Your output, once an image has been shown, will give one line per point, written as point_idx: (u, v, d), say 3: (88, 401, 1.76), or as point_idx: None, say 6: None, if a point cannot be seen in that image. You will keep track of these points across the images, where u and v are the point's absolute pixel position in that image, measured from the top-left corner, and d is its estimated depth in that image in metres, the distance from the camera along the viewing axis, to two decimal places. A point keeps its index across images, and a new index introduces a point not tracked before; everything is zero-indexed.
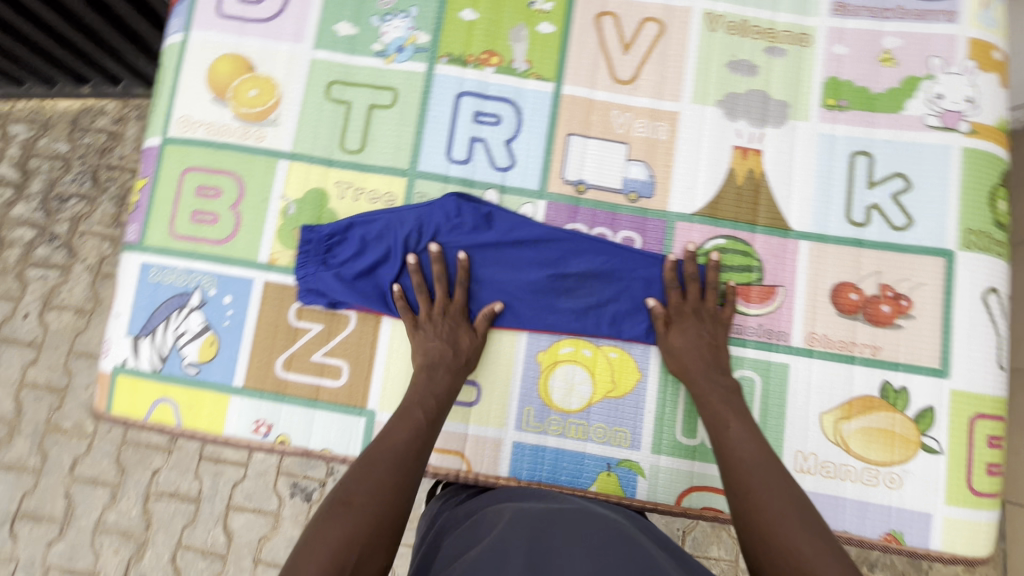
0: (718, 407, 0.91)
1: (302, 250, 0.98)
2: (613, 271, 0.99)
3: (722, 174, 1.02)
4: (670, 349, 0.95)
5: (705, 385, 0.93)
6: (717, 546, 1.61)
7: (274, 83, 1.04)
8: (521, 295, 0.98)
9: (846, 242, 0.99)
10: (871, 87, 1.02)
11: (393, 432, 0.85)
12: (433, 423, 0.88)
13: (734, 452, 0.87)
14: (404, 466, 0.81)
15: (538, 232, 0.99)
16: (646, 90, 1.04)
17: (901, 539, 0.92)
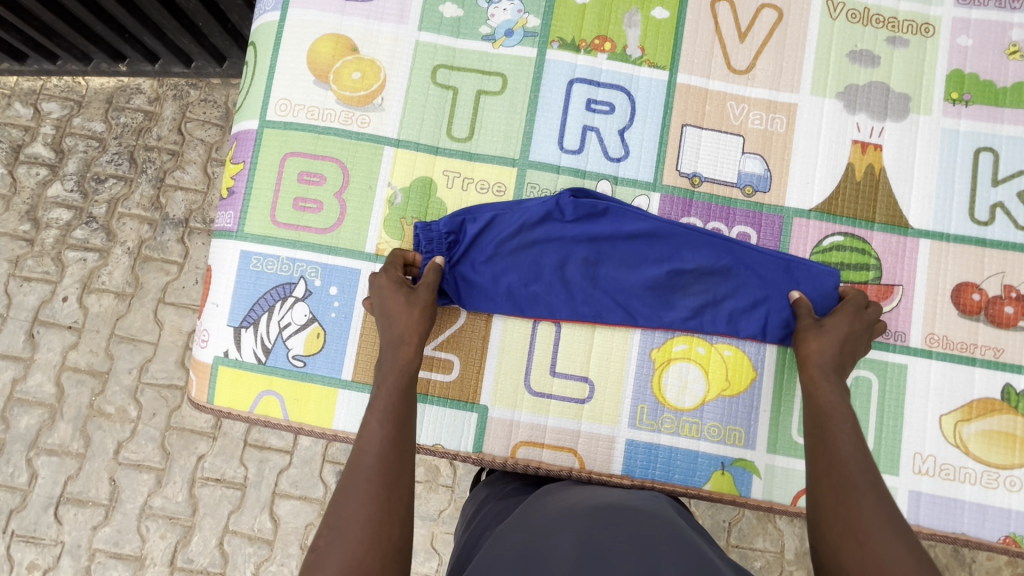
0: (824, 403, 0.84)
1: (425, 249, 0.94)
2: (730, 268, 0.95)
3: (841, 169, 0.99)
4: (826, 329, 0.88)
5: (823, 387, 0.86)
6: (763, 538, 1.61)
7: (378, 66, 1.00)
8: (637, 293, 0.95)
9: (969, 241, 0.97)
10: (996, 81, 1.00)
11: (366, 442, 0.78)
12: (399, 425, 0.80)
13: (829, 452, 0.79)
14: (376, 482, 0.73)
15: (650, 225, 0.94)
16: (763, 80, 1.01)
17: (1021, 542, 0.91)
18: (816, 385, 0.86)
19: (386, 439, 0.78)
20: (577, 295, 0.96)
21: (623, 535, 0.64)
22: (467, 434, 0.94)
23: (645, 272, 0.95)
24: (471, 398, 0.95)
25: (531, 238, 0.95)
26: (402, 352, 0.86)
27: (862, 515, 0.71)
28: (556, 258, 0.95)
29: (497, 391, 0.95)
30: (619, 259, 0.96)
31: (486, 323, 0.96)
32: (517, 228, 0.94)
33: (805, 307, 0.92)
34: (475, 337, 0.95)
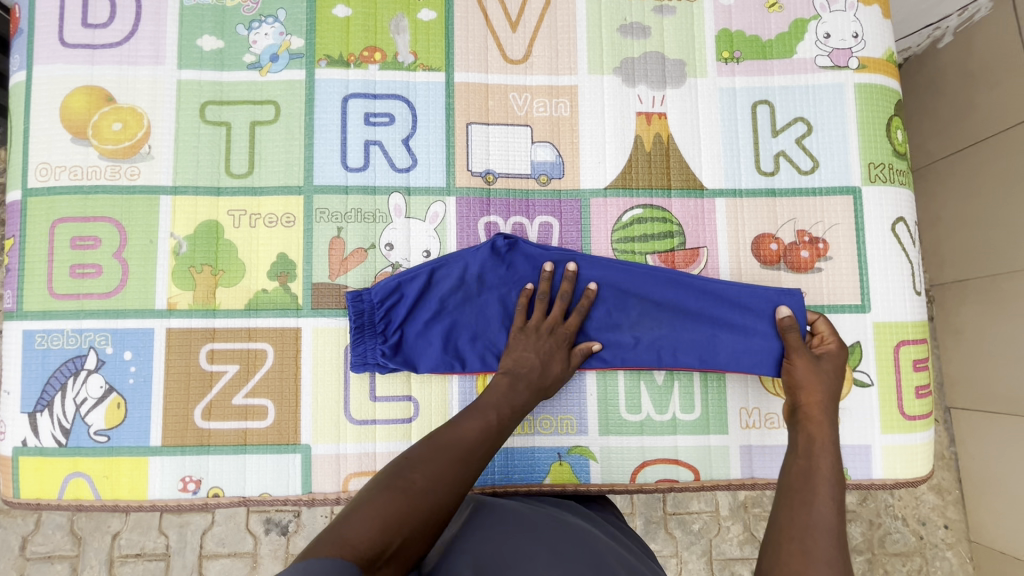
0: (820, 462, 0.76)
1: (367, 321, 0.91)
2: (678, 302, 0.93)
3: (630, 144, 1.00)
4: (816, 369, 0.85)
5: (820, 421, 0.81)
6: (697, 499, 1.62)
7: (140, 113, 0.95)
8: (591, 337, 0.93)
9: (759, 193, 1.00)
10: (762, 36, 1.02)
11: (463, 424, 0.76)
12: (502, 434, 0.79)
13: (803, 514, 0.68)
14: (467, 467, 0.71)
15: (596, 270, 0.93)
16: (541, 67, 1.00)
17: (846, 475, 0.94)
18: (811, 417, 0.82)
19: (490, 434, 0.77)
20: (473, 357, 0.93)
21: (550, 557, 0.67)
22: (293, 476, 0.91)
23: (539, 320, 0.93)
24: (292, 439, 0.91)
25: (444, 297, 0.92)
26: (518, 393, 0.84)
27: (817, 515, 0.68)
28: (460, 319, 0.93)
29: (317, 427, 0.92)
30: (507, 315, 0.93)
31: (296, 359, 0.93)
32: (457, 284, 0.92)
33: (790, 332, 0.88)
34: (286, 375, 0.92)
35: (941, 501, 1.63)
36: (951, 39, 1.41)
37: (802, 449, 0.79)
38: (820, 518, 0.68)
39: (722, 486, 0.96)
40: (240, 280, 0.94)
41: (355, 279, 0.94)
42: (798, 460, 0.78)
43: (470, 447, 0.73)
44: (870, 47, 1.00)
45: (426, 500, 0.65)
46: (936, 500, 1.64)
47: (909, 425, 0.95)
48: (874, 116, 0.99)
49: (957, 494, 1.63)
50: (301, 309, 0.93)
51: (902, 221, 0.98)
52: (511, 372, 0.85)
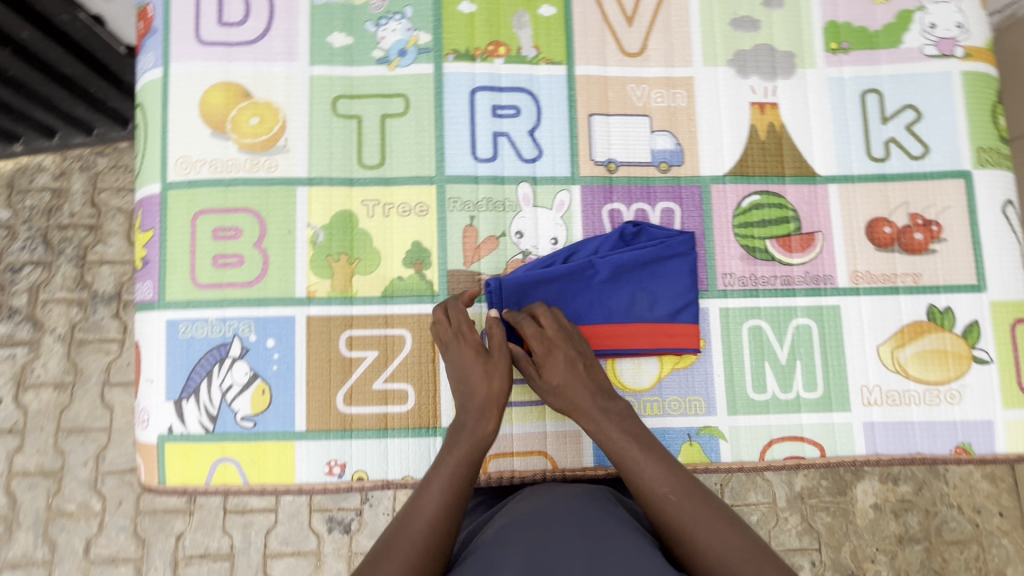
0: (661, 490, 0.76)
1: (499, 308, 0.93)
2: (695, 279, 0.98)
3: (746, 132, 1.03)
4: (551, 387, 0.87)
5: (652, 469, 0.78)
6: (755, 492, 1.70)
7: (275, 107, 0.98)
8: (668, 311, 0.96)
9: (871, 178, 1.03)
10: (868, 27, 1.05)
11: (437, 474, 0.77)
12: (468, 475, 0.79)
13: (696, 539, 0.71)
14: (434, 533, 0.71)
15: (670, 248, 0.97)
16: (657, 59, 1.04)
17: (970, 449, 0.97)
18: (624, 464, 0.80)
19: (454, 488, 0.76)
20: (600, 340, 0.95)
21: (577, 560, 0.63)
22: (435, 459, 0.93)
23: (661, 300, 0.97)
24: (431, 423, 0.93)
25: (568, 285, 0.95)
26: (484, 424, 0.83)
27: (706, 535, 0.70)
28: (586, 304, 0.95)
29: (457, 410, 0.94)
30: (631, 297, 0.96)
31: (434, 344, 0.95)
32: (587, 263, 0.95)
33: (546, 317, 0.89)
34: (424, 360, 0.94)
35: (996, 489, 1.73)
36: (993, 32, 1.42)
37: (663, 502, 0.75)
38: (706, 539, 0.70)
39: (848, 463, 0.98)
40: (376, 269, 0.96)
41: (487, 266, 0.97)
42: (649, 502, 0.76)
43: (436, 508, 0.73)
44: (974, 37, 1.04)
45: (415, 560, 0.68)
46: (990, 488, 1.74)
47: None
48: (980, 102, 1.02)
49: (1010, 482, 1.74)
50: (437, 296, 0.96)
51: (1011, 204, 1.01)
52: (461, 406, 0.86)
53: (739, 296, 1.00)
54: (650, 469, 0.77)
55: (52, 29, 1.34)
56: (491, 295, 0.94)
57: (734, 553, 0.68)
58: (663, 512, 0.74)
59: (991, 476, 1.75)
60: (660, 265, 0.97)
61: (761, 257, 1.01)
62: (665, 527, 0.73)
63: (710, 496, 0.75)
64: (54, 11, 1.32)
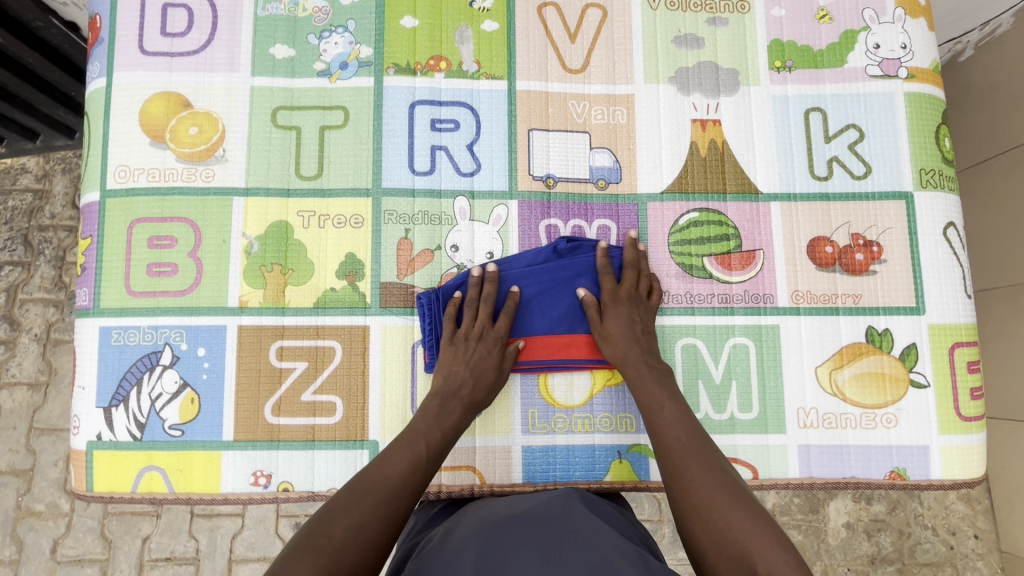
0: (670, 435, 0.84)
1: (427, 322, 0.94)
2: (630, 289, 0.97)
3: (686, 149, 1.03)
4: (605, 334, 0.93)
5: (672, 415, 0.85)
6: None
7: (215, 118, 0.99)
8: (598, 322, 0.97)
9: (813, 197, 1.02)
10: (812, 46, 1.05)
11: (388, 463, 0.80)
12: (434, 459, 0.83)
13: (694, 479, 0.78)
14: (390, 502, 0.75)
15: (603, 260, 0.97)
16: (599, 76, 1.04)
17: (905, 474, 0.95)
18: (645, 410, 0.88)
19: (419, 469, 0.80)
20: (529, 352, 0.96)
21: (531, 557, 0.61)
22: None
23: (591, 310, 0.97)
24: (359, 435, 0.93)
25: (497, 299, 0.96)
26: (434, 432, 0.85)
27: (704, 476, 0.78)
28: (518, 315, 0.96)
29: (384, 423, 0.93)
30: (564, 309, 0.97)
31: (365, 356, 0.95)
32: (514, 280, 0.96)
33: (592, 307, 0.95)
34: (354, 372, 0.94)
35: (971, 511, 1.70)
36: (971, 53, 1.44)
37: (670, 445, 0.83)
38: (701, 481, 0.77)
39: (781, 485, 0.97)
40: (309, 279, 0.96)
41: (421, 278, 0.97)
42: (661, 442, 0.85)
43: (399, 480, 0.78)
44: (918, 58, 1.03)
45: (362, 533, 0.70)
46: (966, 509, 1.70)
47: (966, 426, 0.96)
48: (923, 123, 1.02)
49: (986, 504, 1.70)
50: (369, 308, 0.96)
51: (953, 226, 1.01)
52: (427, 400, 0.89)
53: (675, 313, 0.99)
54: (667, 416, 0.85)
55: (30, 36, 1.36)
56: (424, 311, 0.95)
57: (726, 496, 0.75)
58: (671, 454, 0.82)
59: (966, 498, 1.71)
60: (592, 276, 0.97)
61: (699, 275, 1.00)
62: (666, 465, 0.82)
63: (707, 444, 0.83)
64: (28, 17, 1.32)
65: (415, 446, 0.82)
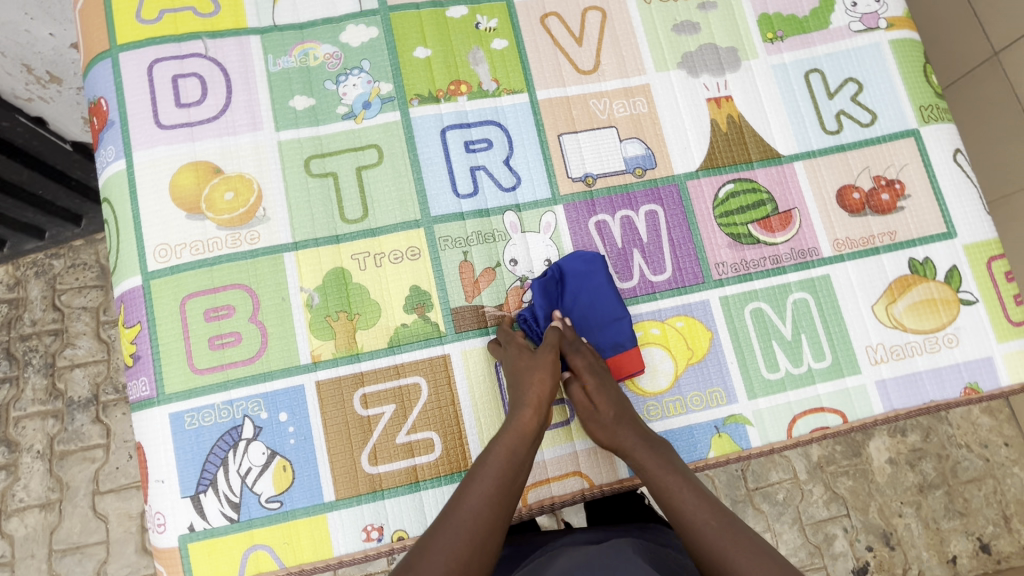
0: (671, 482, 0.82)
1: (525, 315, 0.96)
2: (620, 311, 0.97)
3: (708, 127, 1.07)
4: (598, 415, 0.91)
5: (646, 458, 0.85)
6: (776, 470, 1.73)
7: (249, 179, 0.97)
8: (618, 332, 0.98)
9: (831, 151, 1.08)
10: (797, 14, 1.13)
11: (466, 494, 0.76)
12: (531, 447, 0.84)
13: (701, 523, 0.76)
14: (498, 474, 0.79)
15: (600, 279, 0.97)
16: (612, 73, 1.08)
17: (979, 388, 1.00)
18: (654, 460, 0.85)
19: (521, 450, 0.82)
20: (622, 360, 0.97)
21: None
22: None
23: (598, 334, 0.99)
24: (462, 466, 0.91)
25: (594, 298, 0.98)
26: (523, 414, 0.85)
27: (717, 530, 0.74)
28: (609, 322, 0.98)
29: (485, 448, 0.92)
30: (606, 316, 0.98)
31: (450, 385, 0.94)
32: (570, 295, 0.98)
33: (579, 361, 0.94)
34: (443, 404, 0.93)
35: (995, 422, 1.80)
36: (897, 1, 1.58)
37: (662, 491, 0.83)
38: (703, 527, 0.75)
39: (869, 423, 1.00)
40: (378, 320, 0.95)
41: (488, 298, 0.97)
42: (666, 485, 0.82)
43: (506, 457, 0.81)
44: (892, 8, 1.13)
45: (484, 504, 0.75)
46: (991, 421, 1.80)
47: (1018, 330, 1.02)
48: (911, 65, 1.11)
49: (1007, 412, 1.81)
50: (444, 336, 0.95)
51: (959, 152, 1.09)
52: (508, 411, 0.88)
53: (735, 283, 1.02)
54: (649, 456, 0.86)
55: None
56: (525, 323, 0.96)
57: (728, 540, 0.72)
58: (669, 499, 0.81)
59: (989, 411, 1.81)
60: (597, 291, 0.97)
61: (747, 242, 1.04)
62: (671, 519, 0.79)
63: (690, 476, 0.83)
64: None
65: (498, 475, 0.79)
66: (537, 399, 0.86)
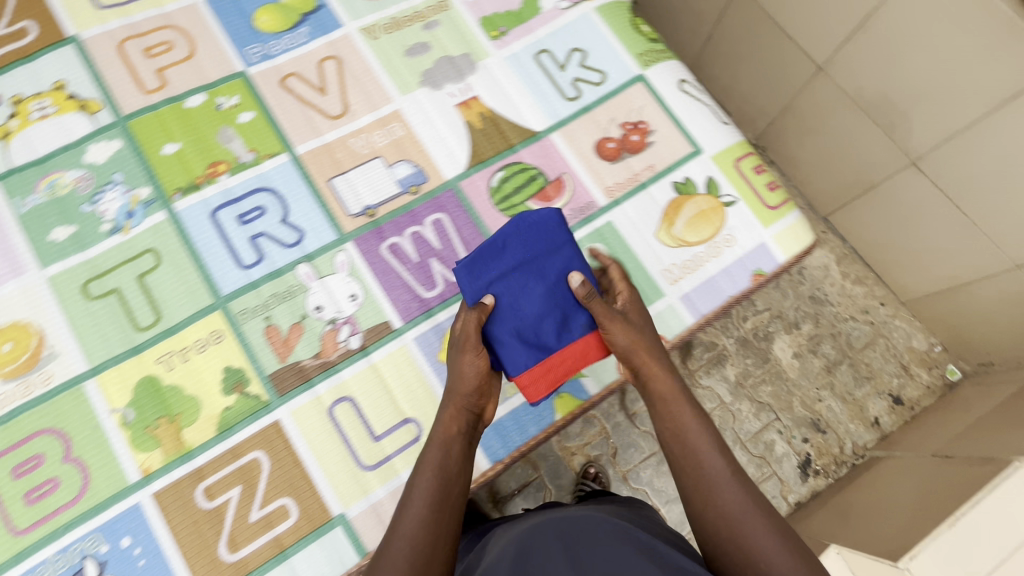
0: (686, 420, 0.85)
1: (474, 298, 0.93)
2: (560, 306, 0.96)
3: (464, 129, 1.16)
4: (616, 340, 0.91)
5: (662, 377, 0.89)
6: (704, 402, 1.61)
7: (24, 323, 0.95)
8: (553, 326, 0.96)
9: (578, 114, 1.19)
10: (511, 9, 1.24)
11: (402, 523, 0.75)
12: (465, 459, 0.84)
13: (705, 472, 0.80)
14: (434, 489, 0.78)
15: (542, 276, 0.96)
16: (362, 109, 1.14)
17: (763, 272, 1.13)
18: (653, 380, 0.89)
19: (452, 463, 0.81)
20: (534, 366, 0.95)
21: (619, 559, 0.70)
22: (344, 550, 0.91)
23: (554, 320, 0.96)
24: (323, 518, 0.92)
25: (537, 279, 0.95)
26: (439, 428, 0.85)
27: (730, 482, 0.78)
28: (539, 311, 0.95)
29: (341, 492, 0.93)
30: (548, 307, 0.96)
31: (290, 447, 0.94)
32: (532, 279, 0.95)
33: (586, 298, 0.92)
34: (288, 467, 0.94)
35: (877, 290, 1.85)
36: None
37: (679, 465, 0.82)
38: (712, 470, 0.79)
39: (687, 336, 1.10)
40: (200, 412, 0.95)
41: (304, 351, 0.99)
42: (665, 422, 0.86)
43: (436, 471, 0.80)
44: None
45: (422, 527, 0.74)
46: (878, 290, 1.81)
47: (778, 212, 1.16)
48: (619, 23, 1.25)
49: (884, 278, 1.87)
50: (270, 403, 0.96)
51: (685, 81, 1.24)
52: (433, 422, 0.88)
53: None
54: (686, 418, 0.84)
55: None
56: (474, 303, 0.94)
57: (742, 490, 0.77)
58: (687, 484, 0.81)
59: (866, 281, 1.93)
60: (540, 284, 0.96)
61: None
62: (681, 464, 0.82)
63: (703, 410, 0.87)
64: None
65: (436, 489, 0.78)
66: (456, 406, 0.88)
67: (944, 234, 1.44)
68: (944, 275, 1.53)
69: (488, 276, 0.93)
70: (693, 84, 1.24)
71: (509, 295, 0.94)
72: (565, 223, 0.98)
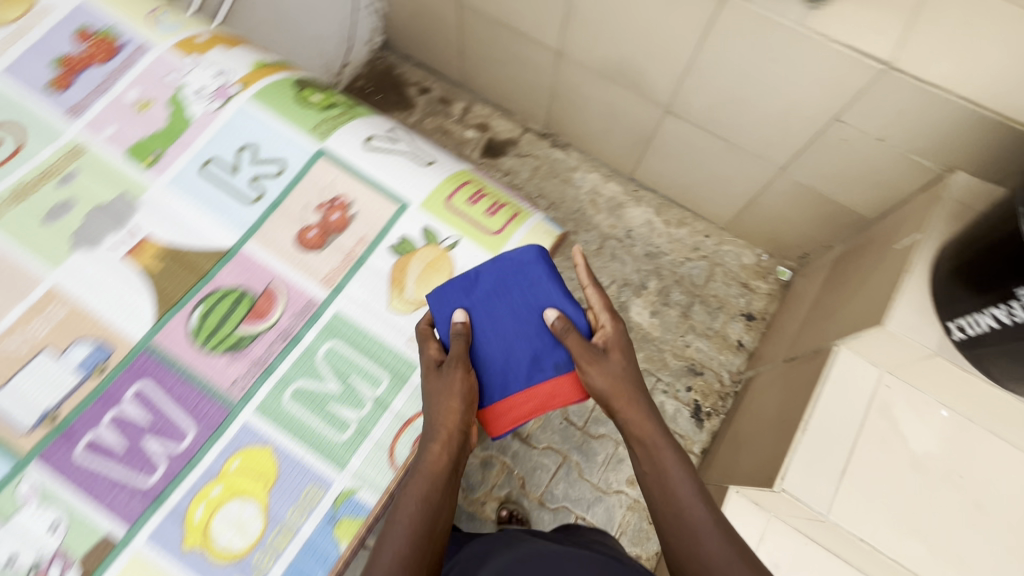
0: (664, 458, 0.97)
1: (444, 323, 1.04)
2: (530, 348, 1.06)
3: (138, 278, 1.03)
4: (596, 382, 1.00)
5: (636, 410, 0.99)
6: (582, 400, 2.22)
7: None
8: (523, 359, 1.05)
9: (267, 213, 1.10)
10: (154, 126, 1.12)
11: (379, 560, 0.85)
12: (448, 491, 0.93)
13: (679, 502, 0.93)
14: (413, 524, 0.87)
15: (528, 315, 1.07)
16: (6, 304, 0.97)
17: None
18: (630, 413, 1.00)
19: (433, 497, 0.90)
20: (496, 401, 1.04)
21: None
22: None
23: (533, 352, 1.06)
24: None
25: (514, 311, 1.06)
26: (428, 452, 0.93)
27: (694, 511, 0.92)
28: (507, 343, 1.05)
29: None
30: (528, 338, 1.06)
31: None
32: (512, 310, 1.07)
33: (565, 335, 1.01)
34: None
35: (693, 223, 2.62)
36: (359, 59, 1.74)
37: (658, 502, 0.96)
38: (687, 503, 0.93)
39: None
40: None
41: None
42: (645, 460, 0.99)
43: (414, 508, 0.89)
44: (235, 71, 1.19)
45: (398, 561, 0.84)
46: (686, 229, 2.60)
47: (503, 236, 1.15)
48: (282, 103, 1.18)
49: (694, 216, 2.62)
50: None
51: (374, 137, 1.19)
52: (418, 452, 0.95)
53: (259, 387, 0.99)
54: (668, 462, 0.96)
55: None
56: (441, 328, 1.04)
57: (702, 521, 0.91)
58: (662, 520, 0.94)
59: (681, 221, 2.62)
60: (522, 319, 1.07)
61: (246, 349, 1.01)
62: (655, 491, 0.96)
63: (670, 436, 1.00)
64: None
65: (414, 525, 0.88)
66: (445, 435, 0.94)
67: (693, 150, 2.26)
68: (732, 194, 2.35)
69: (466, 294, 1.05)
70: (381, 133, 1.21)
71: (486, 321, 1.05)
72: (541, 260, 1.09)
